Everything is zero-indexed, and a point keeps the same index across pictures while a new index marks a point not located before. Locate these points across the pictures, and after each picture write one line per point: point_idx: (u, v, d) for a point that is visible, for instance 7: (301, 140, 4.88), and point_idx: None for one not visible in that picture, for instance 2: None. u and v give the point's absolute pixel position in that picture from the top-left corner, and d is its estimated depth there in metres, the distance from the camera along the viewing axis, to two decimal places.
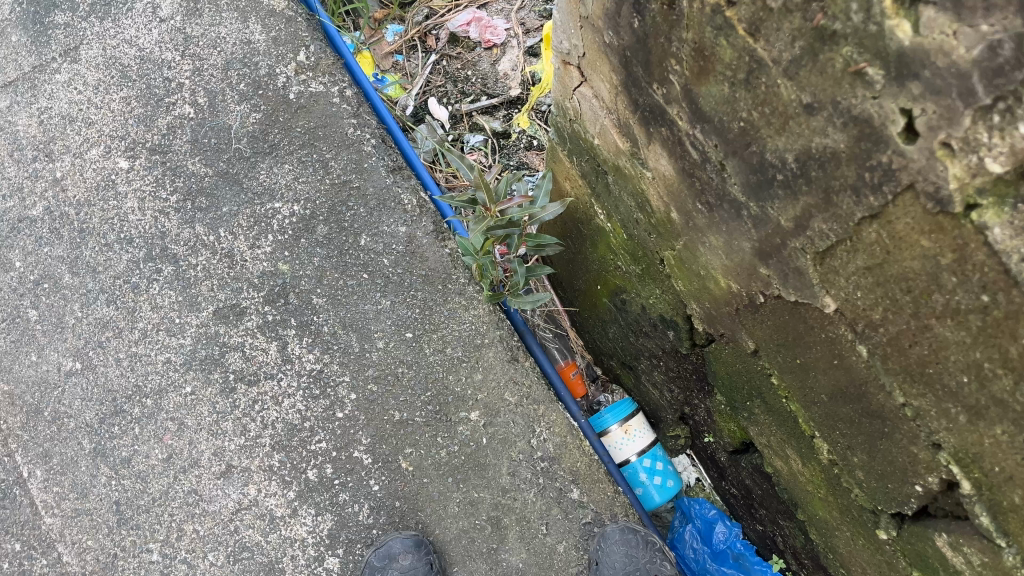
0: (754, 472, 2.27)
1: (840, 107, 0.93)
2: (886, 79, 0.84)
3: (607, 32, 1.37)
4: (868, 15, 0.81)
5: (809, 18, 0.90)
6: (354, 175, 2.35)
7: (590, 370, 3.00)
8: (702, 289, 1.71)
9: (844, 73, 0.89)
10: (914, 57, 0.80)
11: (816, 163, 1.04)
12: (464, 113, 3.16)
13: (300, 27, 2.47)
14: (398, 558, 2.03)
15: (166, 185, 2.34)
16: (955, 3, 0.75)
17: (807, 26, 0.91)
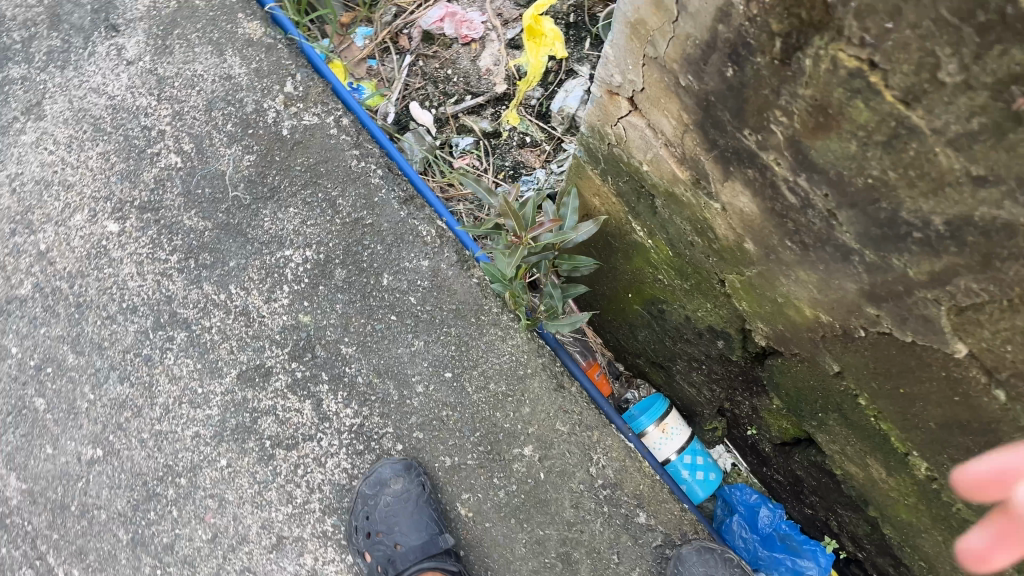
0: (812, 466, 2.25)
1: None
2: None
3: (684, 75, 1.27)
4: None
5: (1004, 99, 0.82)
6: (366, 211, 2.20)
7: (611, 368, 2.92)
8: (776, 313, 1.63)
9: None
10: None
11: (977, 228, 0.97)
12: (450, 116, 2.99)
13: (282, 54, 2.30)
14: (389, 483, 2.04)
15: (164, 245, 2.18)
16: None
17: (997, 106, 0.83)
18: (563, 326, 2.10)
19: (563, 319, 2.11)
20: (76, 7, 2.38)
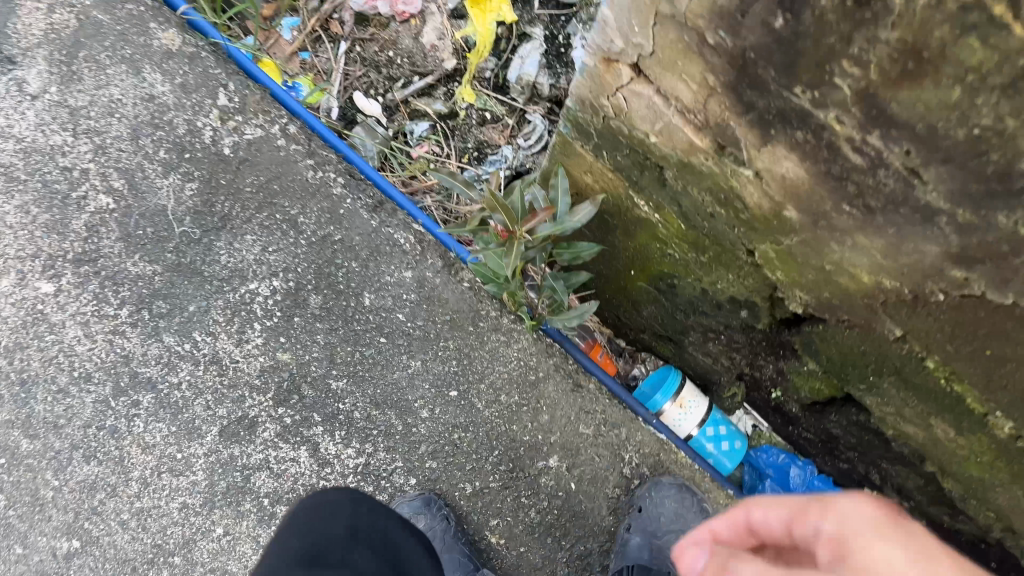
0: (851, 425, 2.11)
1: None
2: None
3: (717, 31, 1.07)
4: None
5: None
6: (333, 226, 1.98)
7: (613, 345, 2.67)
8: (823, 282, 1.45)
9: None
10: None
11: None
12: (400, 102, 2.75)
13: (209, 63, 2.03)
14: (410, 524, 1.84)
15: (110, 299, 1.92)
16: None
17: None
18: (572, 320, 1.90)
19: (570, 313, 1.91)
20: None
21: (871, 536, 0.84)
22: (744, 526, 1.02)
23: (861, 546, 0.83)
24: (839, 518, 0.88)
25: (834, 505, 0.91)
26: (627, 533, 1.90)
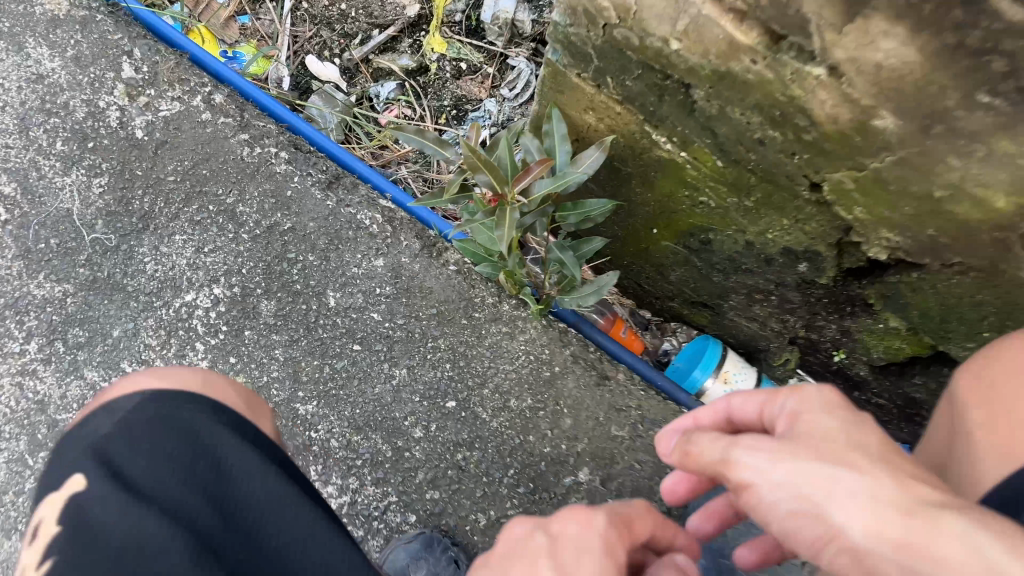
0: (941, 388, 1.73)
1: None
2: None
3: None
4: None
5: None
6: (280, 213, 1.60)
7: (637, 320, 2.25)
8: (925, 214, 1.07)
9: None
10: None
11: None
12: (360, 61, 2.35)
13: (107, 26, 1.68)
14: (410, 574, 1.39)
15: (14, 331, 1.54)
16: None
17: None
18: (590, 296, 1.52)
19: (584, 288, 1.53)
20: None
21: (845, 442, 0.77)
22: (725, 416, 0.97)
23: (823, 438, 0.78)
24: (806, 423, 0.81)
25: (802, 389, 0.87)
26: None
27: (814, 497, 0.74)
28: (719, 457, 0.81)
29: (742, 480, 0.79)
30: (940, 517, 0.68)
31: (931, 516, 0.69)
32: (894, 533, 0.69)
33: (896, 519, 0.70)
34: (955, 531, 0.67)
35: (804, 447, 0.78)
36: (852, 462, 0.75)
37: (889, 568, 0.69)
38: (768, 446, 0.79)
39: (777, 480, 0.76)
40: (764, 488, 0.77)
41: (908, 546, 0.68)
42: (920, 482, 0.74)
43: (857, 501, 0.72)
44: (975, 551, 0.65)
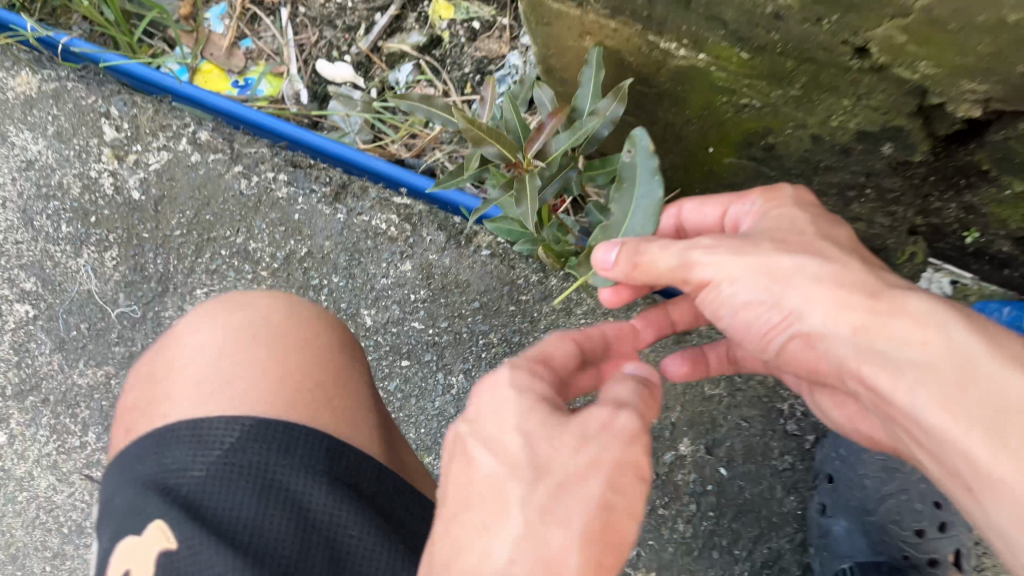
0: None
1: None
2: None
3: None
4: None
5: None
6: (293, 239, 1.48)
7: None
8: (1005, 45, 0.82)
9: None
10: None
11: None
12: (370, 51, 2.18)
13: (79, 91, 1.55)
14: None
15: (70, 426, 1.51)
16: None
17: None
18: (658, 197, 0.94)
19: (631, 187, 0.96)
20: None
21: (816, 238, 0.86)
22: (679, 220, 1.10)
23: (788, 229, 0.88)
24: (785, 217, 0.90)
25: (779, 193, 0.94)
26: (825, 518, 1.26)
27: (767, 286, 0.83)
28: (674, 263, 0.86)
29: (701, 278, 0.87)
30: (905, 302, 0.76)
31: (938, 311, 0.75)
32: (909, 328, 0.74)
33: (925, 322, 0.74)
34: (917, 313, 0.75)
35: (789, 245, 0.85)
36: (829, 251, 0.84)
37: (854, 348, 0.78)
38: (751, 254, 0.84)
39: (741, 270, 0.84)
40: (721, 282, 0.86)
41: (868, 330, 0.77)
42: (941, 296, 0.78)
43: (825, 280, 0.81)
44: (943, 340, 0.72)
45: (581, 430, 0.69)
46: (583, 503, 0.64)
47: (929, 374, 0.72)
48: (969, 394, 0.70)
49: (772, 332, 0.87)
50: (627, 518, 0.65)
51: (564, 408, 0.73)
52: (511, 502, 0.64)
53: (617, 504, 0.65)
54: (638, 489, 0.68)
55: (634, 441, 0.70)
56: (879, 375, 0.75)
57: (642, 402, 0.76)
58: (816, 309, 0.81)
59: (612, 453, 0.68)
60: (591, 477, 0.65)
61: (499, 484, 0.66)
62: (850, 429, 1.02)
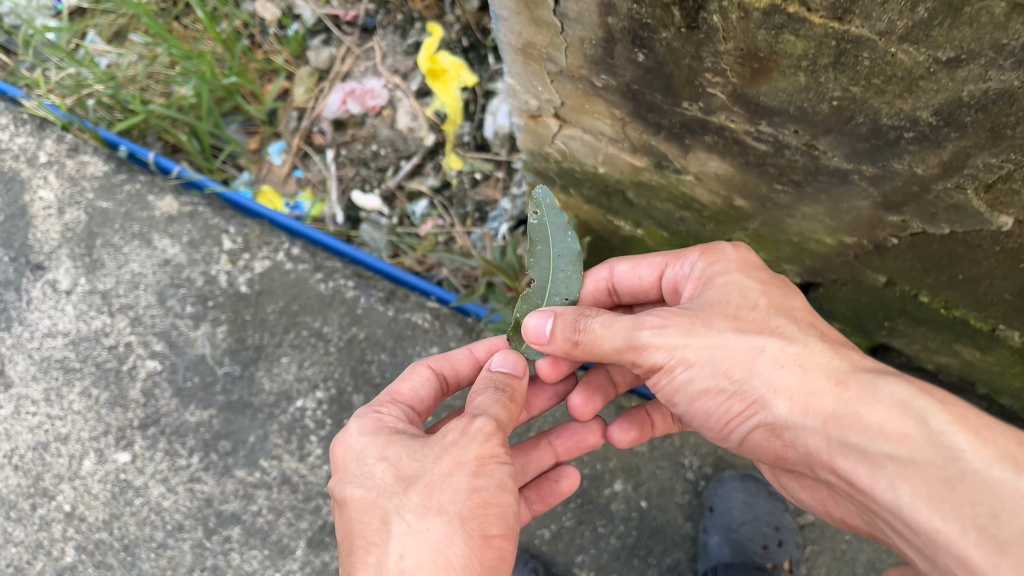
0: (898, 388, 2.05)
1: (969, 105, 0.86)
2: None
3: (598, 76, 1.17)
4: None
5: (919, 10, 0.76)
6: (355, 327, 2.12)
7: None
8: (800, 252, 1.52)
9: (937, 67, 0.82)
10: None
11: (1005, 58, 0.76)
12: (395, 189, 2.72)
13: (207, 215, 2.22)
14: None
15: (180, 450, 2.08)
16: None
17: (892, 35, 0.81)
18: (567, 235, 1.31)
19: (547, 243, 1.31)
20: None
21: (769, 315, 1.24)
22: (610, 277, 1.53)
23: (742, 303, 1.26)
24: (733, 285, 1.29)
25: (722, 258, 1.35)
26: (705, 534, 1.95)
27: (723, 364, 1.21)
28: (620, 343, 1.26)
29: (649, 352, 1.25)
30: (874, 399, 1.09)
31: (909, 400, 1.07)
32: (885, 423, 1.06)
33: (896, 412, 1.06)
34: (891, 411, 1.07)
35: (744, 323, 1.23)
36: (783, 330, 1.22)
37: (828, 430, 1.12)
38: (701, 336, 1.23)
39: (705, 352, 1.22)
40: (678, 357, 1.24)
41: (839, 415, 1.10)
42: (910, 381, 1.11)
43: (782, 360, 1.18)
44: (921, 441, 1.03)
45: (435, 449, 1.19)
46: (450, 492, 1.14)
47: (905, 468, 1.02)
48: (946, 489, 0.99)
49: (737, 404, 1.23)
50: (492, 488, 1.17)
51: (411, 442, 1.23)
52: (395, 508, 1.15)
53: (482, 484, 1.16)
54: (496, 466, 1.19)
55: (487, 438, 1.19)
56: (862, 462, 1.07)
57: (497, 408, 1.25)
58: (789, 397, 1.16)
59: (463, 455, 1.17)
60: (456, 475, 1.16)
61: (375, 506, 1.16)
62: (820, 501, 1.37)
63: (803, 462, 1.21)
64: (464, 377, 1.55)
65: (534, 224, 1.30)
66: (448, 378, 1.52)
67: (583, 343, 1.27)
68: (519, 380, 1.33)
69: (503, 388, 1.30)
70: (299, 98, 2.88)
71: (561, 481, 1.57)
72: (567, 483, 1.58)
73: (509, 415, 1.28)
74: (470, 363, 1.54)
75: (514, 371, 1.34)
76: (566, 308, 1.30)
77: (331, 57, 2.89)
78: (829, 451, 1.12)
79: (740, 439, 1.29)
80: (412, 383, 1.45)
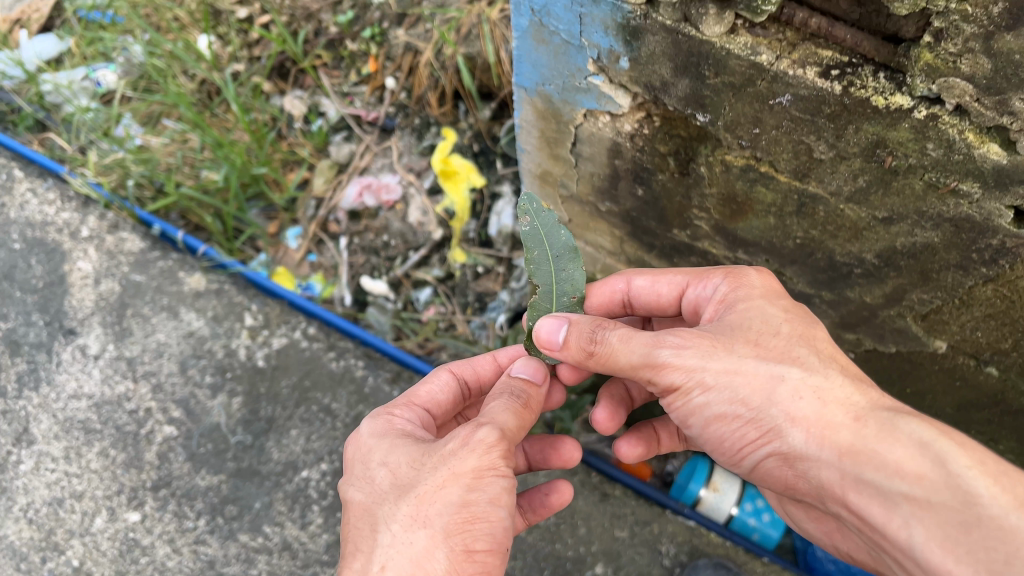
0: None
1: (900, 252, 1.07)
2: (985, 107, 0.79)
3: (603, 203, 1.39)
4: (934, 174, 0.89)
5: (859, 182, 0.97)
6: (361, 404, 2.26)
7: None
8: None
9: (874, 223, 1.04)
10: (975, 218, 0.93)
11: (926, 221, 0.98)
12: (402, 276, 2.88)
13: (231, 293, 2.45)
14: None
15: (188, 513, 2.16)
16: (998, 184, 0.86)
17: (840, 196, 1.02)
18: (561, 234, 1.31)
19: (542, 245, 1.32)
20: (30, 326, 2.44)
21: (791, 343, 1.17)
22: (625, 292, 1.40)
23: (763, 327, 1.19)
24: (755, 309, 1.20)
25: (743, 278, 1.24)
26: None
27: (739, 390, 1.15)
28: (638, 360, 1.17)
29: (666, 371, 1.17)
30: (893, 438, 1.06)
31: (929, 440, 1.05)
32: (902, 462, 1.04)
33: (916, 452, 1.04)
34: (909, 451, 1.04)
35: (766, 350, 1.16)
36: (804, 359, 1.16)
37: (842, 463, 1.09)
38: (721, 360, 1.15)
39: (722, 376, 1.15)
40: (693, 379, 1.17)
41: (858, 451, 1.07)
42: (931, 420, 1.08)
43: (801, 391, 1.13)
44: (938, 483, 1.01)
45: (433, 459, 1.17)
46: (439, 504, 1.12)
47: (922, 511, 1.01)
48: (965, 533, 0.98)
49: (747, 431, 1.18)
50: (484, 503, 1.13)
51: (417, 446, 1.23)
52: (386, 517, 1.15)
53: (475, 499, 1.13)
54: (492, 480, 1.14)
55: (487, 450, 1.15)
56: (877, 500, 1.05)
57: (505, 418, 1.21)
58: (807, 429, 1.11)
59: (459, 467, 1.14)
60: (448, 488, 1.13)
61: (372, 511, 1.18)
62: (822, 522, 1.35)
63: (812, 493, 1.17)
64: (486, 383, 1.53)
65: (527, 230, 1.32)
66: (469, 383, 1.50)
67: (598, 355, 1.19)
68: (536, 387, 1.32)
69: (514, 399, 1.27)
70: (319, 188, 3.05)
71: (549, 493, 1.52)
72: (558, 498, 1.53)
73: (517, 427, 1.23)
74: (493, 367, 1.53)
75: (533, 378, 1.32)
76: (583, 316, 1.23)
77: (351, 151, 3.11)
78: (843, 485, 1.09)
79: (747, 467, 1.24)
80: (431, 386, 1.45)
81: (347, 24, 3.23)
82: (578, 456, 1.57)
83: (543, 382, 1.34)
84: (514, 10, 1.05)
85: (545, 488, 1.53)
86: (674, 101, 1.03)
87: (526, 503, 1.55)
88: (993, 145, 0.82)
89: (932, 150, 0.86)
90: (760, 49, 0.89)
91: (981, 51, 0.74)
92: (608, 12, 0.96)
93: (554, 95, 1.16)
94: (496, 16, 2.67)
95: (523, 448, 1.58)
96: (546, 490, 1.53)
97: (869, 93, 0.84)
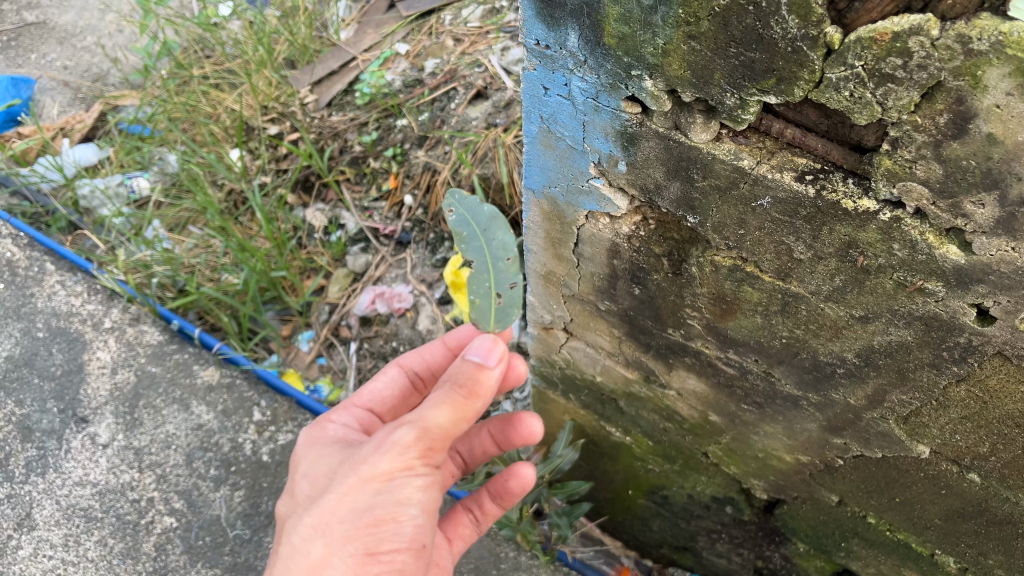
0: None
1: (877, 349, 1.14)
2: (942, 210, 0.88)
3: (602, 301, 1.48)
4: (905, 270, 0.97)
5: (838, 282, 1.06)
6: None
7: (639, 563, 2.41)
8: (763, 467, 1.72)
9: (851, 321, 1.11)
10: (940, 315, 1.01)
11: (899, 319, 1.06)
12: None
13: (242, 387, 2.51)
14: None
15: None
16: (960, 284, 0.94)
17: (819, 293, 1.10)
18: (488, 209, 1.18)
19: (474, 228, 1.18)
20: (43, 413, 2.50)
21: None
22: None
23: None
24: None
25: None
26: None
27: None
28: None
29: None
30: None
31: None
32: None
33: None
34: None
35: None
36: None
37: None
38: None
39: None
40: None
41: None
42: None
43: None
44: None
45: (348, 466, 1.24)
46: (343, 511, 1.20)
47: None
48: None
49: None
50: (390, 505, 1.20)
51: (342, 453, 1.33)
52: (295, 521, 1.29)
53: (380, 501, 1.19)
54: (403, 480, 1.20)
55: (401, 452, 1.19)
56: None
57: (435, 413, 1.20)
58: None
59: (367, 473, 1.20)
60: (353, 494, 1.20)
61: (294, 513, 1.32)
62: None
63: None
64: (438, 366, 1.68)
65: (455, 220, 1.17)
66: (420, 372, 1.68)
67: None
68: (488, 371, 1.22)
69: (456, 390, 1.22)
70: (333, 294, 3.17)
71: (508, 480, 1.66)
72: (519, 483, 1.67)
73: (452, 421, 1.21)
74: (442, 352, 1.68)
75: (486, 362, 1.22)
76: None
77: (367, 262, 3.22)
78: None
79: None
80: (376, 385, 1.67)
81: (371, 143, 3.40)
82: (542, 431, 1.64)
83: (499, 363, 1.24)
84: (525, 118, 1.18)
85: (507, 475, 1.67)
86: (667, 204, 1.14)
87: (493, 488, 1.71)
88: (952, 246, 0.91)
89: (898, 250, 0.95)
90: (742, 155, 1.00)
91: (932, 158, 0.84)
92: (607, 120, 1.09)
93: (558, 197, 1.28)
94: (511, 141, 2.88)
95: (488, 429, 1.73)
96: (508, 476, 1.68)
97: (839, 196, 0.95)
